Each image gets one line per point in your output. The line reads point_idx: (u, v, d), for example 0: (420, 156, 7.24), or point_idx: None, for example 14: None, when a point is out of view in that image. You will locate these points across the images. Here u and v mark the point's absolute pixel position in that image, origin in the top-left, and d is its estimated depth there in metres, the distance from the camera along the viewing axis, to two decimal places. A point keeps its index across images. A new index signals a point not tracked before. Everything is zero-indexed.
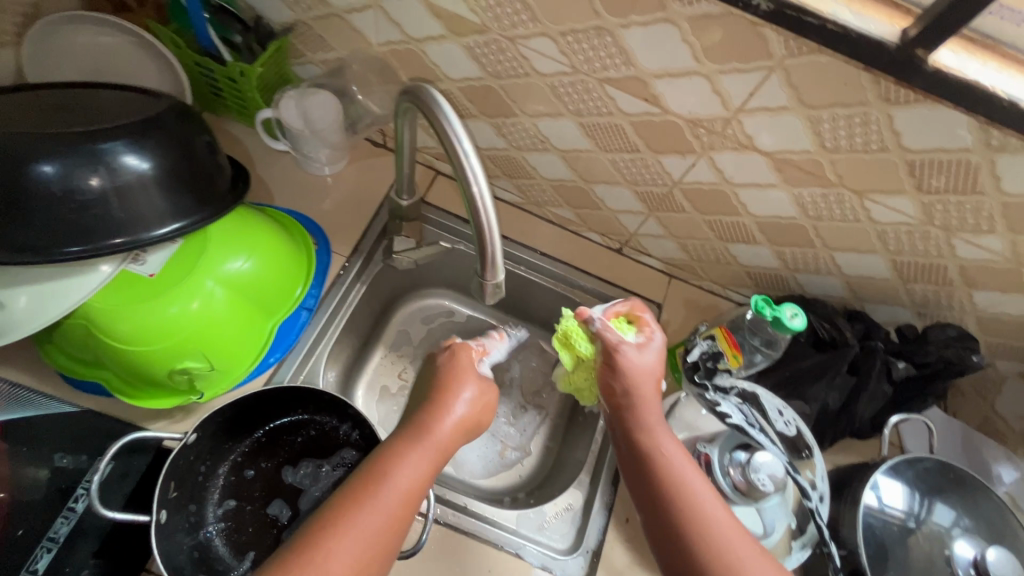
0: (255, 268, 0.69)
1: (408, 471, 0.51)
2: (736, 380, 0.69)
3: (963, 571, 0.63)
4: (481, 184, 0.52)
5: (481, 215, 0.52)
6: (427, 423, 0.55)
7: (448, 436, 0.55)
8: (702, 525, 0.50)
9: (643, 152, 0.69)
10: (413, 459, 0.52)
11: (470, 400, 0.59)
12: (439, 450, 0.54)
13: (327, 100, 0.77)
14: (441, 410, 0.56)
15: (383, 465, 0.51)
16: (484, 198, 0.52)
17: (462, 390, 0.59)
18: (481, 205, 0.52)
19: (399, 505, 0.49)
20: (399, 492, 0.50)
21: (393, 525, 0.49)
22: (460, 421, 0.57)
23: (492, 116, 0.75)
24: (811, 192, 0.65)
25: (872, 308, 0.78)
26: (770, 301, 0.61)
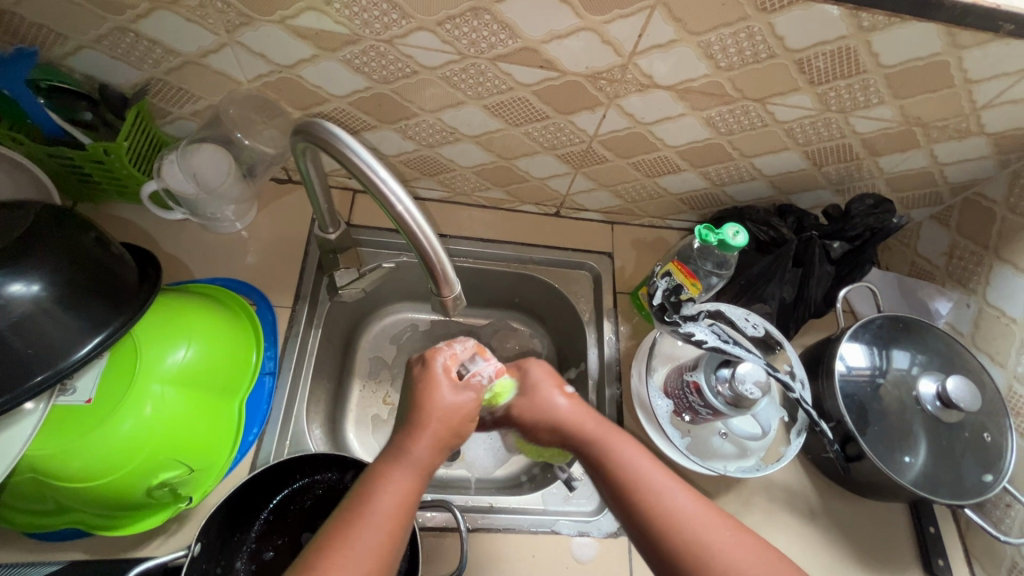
0: (199, 353, 0.65)
1: (392, 489, 0.49)
2: (702, 305, 0.73)
3: (932, 405, 0.71)
4: (405, 199, 0.51)
5: (419, 234, 0.52)
6: (415, 437, 0.53)
7: (432, 448, 0.53)
8: (631, 484, 0.52)
9: (553, 117, 0.69)
10: (393, 477, 0.50)
11: (447, 409, 0.55)
12: (424, 466, 0.52)
13: (214, 153, 0.71)
14: (422, 423, 0.54)
15: (365, 492, 0.49)
16: (415, 217, 0.51)
17: (432, 398, 0.55)
18: (414, 223, 0.51)
19: (387, 523, 0.47)
20: (384, 510, 0.48)
21: (389, 542, 0.46)
22: (442, 431, 0.54)
23: (393, 122, 0.72)
24: (718, 111, 0.66)
25: (797, 198, 0.84)
26: (712, 228, 0.62)
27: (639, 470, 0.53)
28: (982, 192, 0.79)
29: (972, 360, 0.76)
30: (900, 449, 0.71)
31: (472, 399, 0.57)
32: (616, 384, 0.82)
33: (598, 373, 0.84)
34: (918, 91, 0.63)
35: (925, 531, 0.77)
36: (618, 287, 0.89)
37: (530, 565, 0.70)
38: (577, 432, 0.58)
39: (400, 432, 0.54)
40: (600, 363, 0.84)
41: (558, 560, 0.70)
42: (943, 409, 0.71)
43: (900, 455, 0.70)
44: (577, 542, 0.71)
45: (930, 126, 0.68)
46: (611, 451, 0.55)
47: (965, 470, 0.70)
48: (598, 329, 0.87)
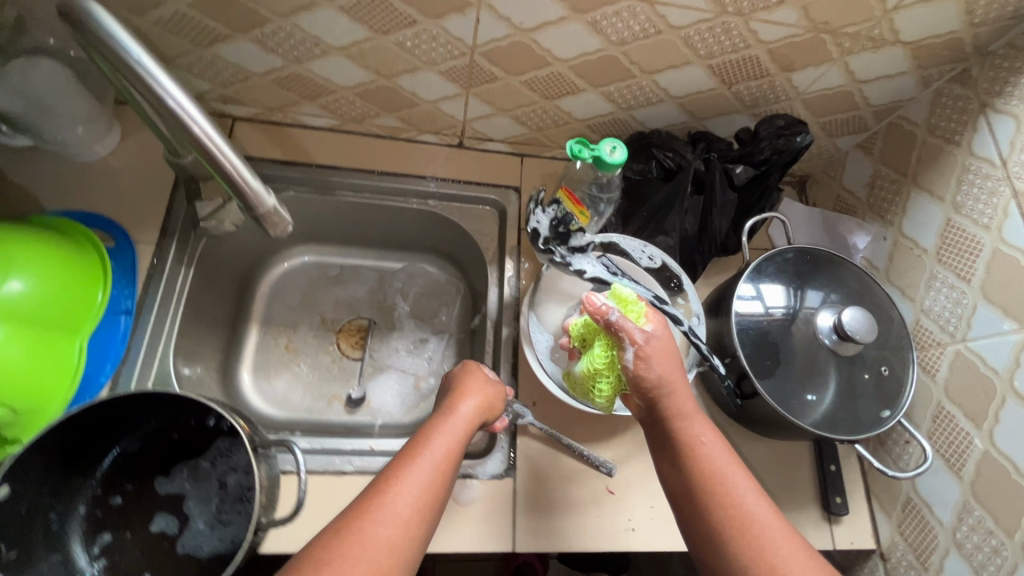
0: (24, 288, 0.58)
1: (446, 440, 0.51)
2: (591, 236, 0.67)
3: (828, 338, 0.67)
4: (203, 121, 0.47)
5: (222, 159, 0.48)
6: (460, 402, 0.56)
7: (472, 413, 0.55)
8: (707, 479, 0.49)
9: (421, 22, 0.61)
10: (449, 430, 0.52)
11: (485, 386, 0.60)
12: (468, 423, 0.54)
13: (51, 69, 0.63)
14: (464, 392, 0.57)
15: (417, 443, 0.50)
16: (213, 138, 0.47)
17: (471, 384, 0.59)
18: (212, 144, 0.47)
19: (442, 469, 0.48)
20: (441, 456, 0.49)
21: (437, 490, 0.47)
22: (477, 406, 0.56)
23: (246, 30, 0.64)
24: (603, 14, 0.59)
25: (711, 124, 0.77)
26: (585, 143, 0.56)
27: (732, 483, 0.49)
28: (906, 115, 0.74)
29: (882, 293, 0.72)
30: (797, 387, 0.67)
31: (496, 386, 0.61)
32: (514, 323, 0.77)
33: (495, 312, 0.79)
34: None
35: (825, 469, 0.74)
36: (524, 223, 0.83)
37: None
38: (667, 417, 0.53)
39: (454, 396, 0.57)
40: (499, 302, 0.79)
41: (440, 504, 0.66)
42: (839, 342, 0.66)
43: (798, 394, 0.67)
44: (460, 484, 0.67)
45: (840, 33, 0.62)
46: (700, 442, 0.51)
47: (863, 406, 0.67)
48: (500, 268, 0.82)
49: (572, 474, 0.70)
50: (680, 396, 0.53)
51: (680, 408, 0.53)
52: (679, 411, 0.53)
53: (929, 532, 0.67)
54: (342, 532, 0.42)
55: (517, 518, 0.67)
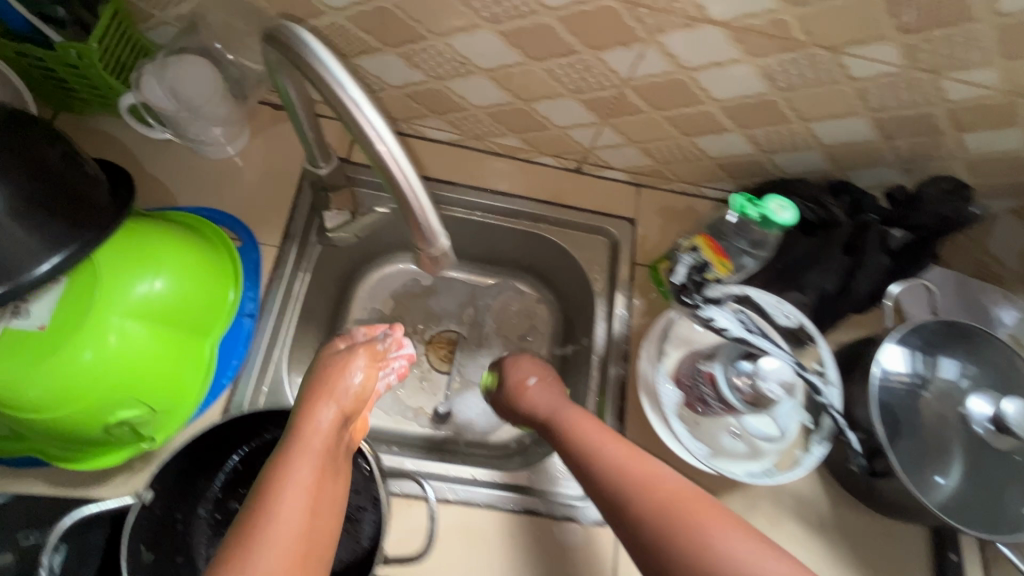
0: (171, 286, 0.60)
1: (292, 491, 0.42)
2: (728, 287, 0.64)
3: (981, 427, 0.63)
4: (389, 139, 0.44)
5: (402, 181, 0.46)
6: (305, 427, 0.47)
7: (330, 438, 0.48)
8: (654, 531, 0.47)
9: (581, 53, 0.58)
10: (301, 476, 0.43)
11: (356, 384, 0.52)
12: (325, 449, 0.47)
13: (201, 70, 0.63)
14: (313, 412, 0.49)
15: (266, 494, 0.42)
16: (396, 157, 0.44)
17: (341, 381, 0.52)
18: (395, 164, 0.45)
19: (296, 535, 0.41)
20: (292, 521, 0.41)
21: (300, 556, 0.40)
22: (330, 425, 0.48)
23: (397, 46, 0.62)
24: (779, 60, 0.55)
25: (855, 174, 0.72)
26: (751, 198, 0.53)
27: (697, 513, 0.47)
28: None
29: None
30: (932, 468, 0.63)
31: (371, 375, 0.53)
32: (622, 363, 0.75)
33: (602, 348, 0.77)
34: None
35: (946, 558, 0.69)
36: (637, 258, 0.80)
37: (509, 545, 0.65)
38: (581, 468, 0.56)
39: (308, 397, 0.50)
40: (607, 338, 0.77)
41: (539, 544, 0.66)
42: (994, 432, 0.62)
43: (933, 475, 0.63)
44: (563, 526, 0.67)
45: None
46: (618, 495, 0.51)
47: (1005, 499, 0.62)
48: (608, 302, 0.79)
49: None
50: (614, 455, 0.54)
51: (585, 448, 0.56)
52: (614, 461, 0.53)
53: None
54: None
55: (618, 567, 0.66)
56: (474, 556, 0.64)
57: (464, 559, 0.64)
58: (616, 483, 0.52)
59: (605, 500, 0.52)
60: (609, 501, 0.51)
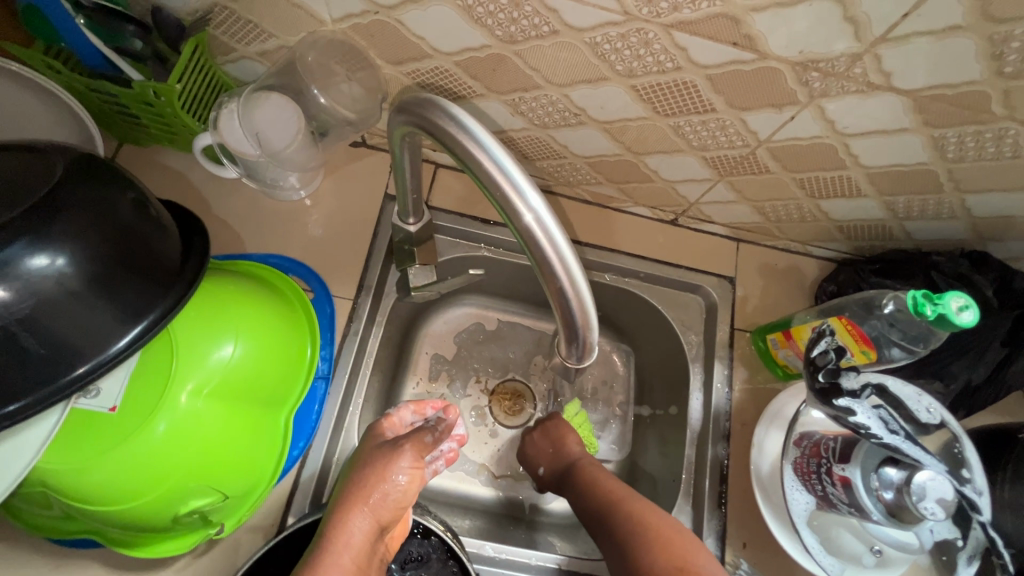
0: (247, 352, 0.54)
1: None
2: (866, 376, 0.57)
3: None
4: (540, 209, 0.37)
5: (553, 254, 0.37)
6: (337, 535, 0.49)
7: (360, 552, 0.49)
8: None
9: (720, 112, 0.51)
10: None
11: (398, 487, 0.52)
12: (352, 558, 0.49)
13: (284, 110, 0.57)
14: (346, 516, 0.50)
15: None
16: (548, 230, 0.37)
17: (383, 482, 0.52)
18: (545, 234, 0.37)
19: None
20: None
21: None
22: (356, 543, 0.49)
23: (505, 93, 0.56)
24: (959, 132, 0.48)
25: (999, 247, 0.64)
26: (931, 295, 0.46)
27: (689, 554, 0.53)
28: None
29: None
30: None
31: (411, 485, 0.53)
32: (722, 443, 0.68)
33: (699, 423, 0.69)
34: None
35: None
36: (737, 322, 0.73)
37: None
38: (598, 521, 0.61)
39: (346, 501, 0.51)
40: (705, 411, 0.70)
41: None
42: None
43: None
44: None
45: None
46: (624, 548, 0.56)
47: None
48: (705, 370, 0.72)
49: None
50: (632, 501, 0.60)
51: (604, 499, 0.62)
52: (626, 507, 0.59)
53: None
54: None
55: None
56: None
57: None
58: (626, 525, 0.57)
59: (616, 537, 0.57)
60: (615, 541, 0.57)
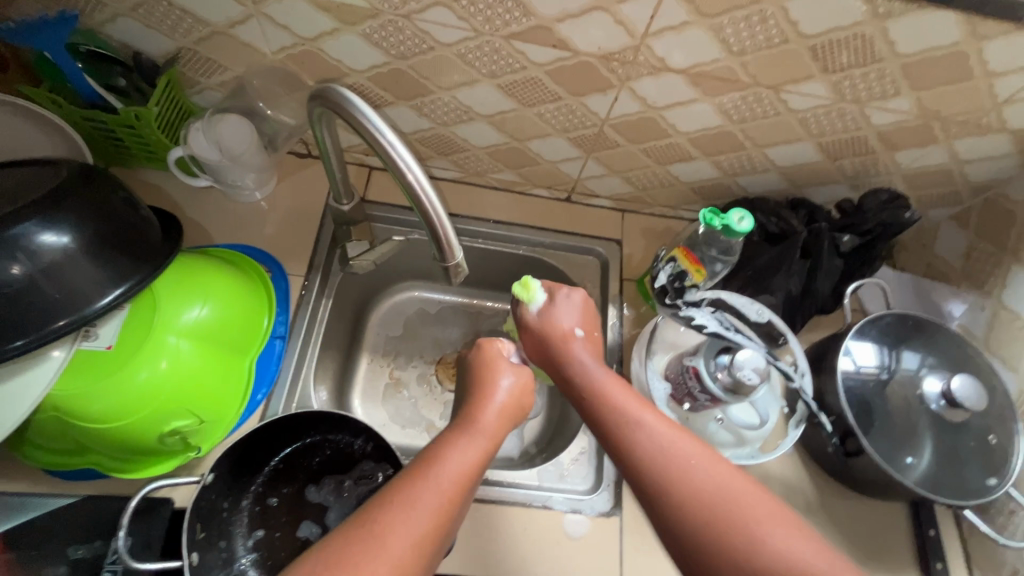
0: (214, 312, 0.67)
1: (457, 453, 0.50)
2: (704, 292, 0.74)
3: (937, 404, 0.70)
4: (416, 169, 0.52)
5: (427, 205, 0.53)
6: (477, 411, 0.55)
7: (497, 420, 0.55)
8: (658, 465, 0.47)
9: (566, 98, 0.70)
10: (463, 443, 0.51)
11: (510, 387, 0.58)
12: (487, 437, 0.53)
13: (236, 123, 0.73)
14: (489, 397, 0.56)
15: (434, 452, 0.50)
16: (422, 184, 0.52)
17: (499, 378, 0.59)
18: (421, 192, 0.52)
19: (454, 483, 0.47)
20: (453, 474, 0.48)
21: (448, 505, 0.46)
22: (504, 408, 0.56)
23: (410, 99, 0.73)
24: (731, 98, 0.67)
25: (811, 192, 0.83)
26: (717, 212, 0.64)
27: (750, 524, 0.43)
28: (1003, 193, 0.77)
29: (982, 360, 0.74)
30: (900, 448, 0.70)
31: (530, 377, 0.61)
32: (617, 368, 0.82)
33: None
34: (938, 83, 0.62)
35: (925, 534, 0.75)
36: (625, 274, 0.89)
37: (520, 537, 0.71)
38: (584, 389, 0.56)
39: (488, 374, 0.59)
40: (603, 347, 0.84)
41: (550, 536, 0.71)
42: (948, 408, 0.70)
43: (901, 456, 0.69)
44: (570, 519, 0.72)
45: (949, 120, 0.67)
46: (627, 422, 0.51)
47: (968, 472, 0.69)
48: (602, 314, 0.87)
49: None
50: (691, 471, 0.46)
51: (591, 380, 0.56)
52: (647, 438, 0.49)
53: None
54: (361, 525, 0.43)
55: (624, 555, 0.71)
56: (491, 547, 0.70)
57: (482, 551, 0.69)
58: (658, 468, 0.47)
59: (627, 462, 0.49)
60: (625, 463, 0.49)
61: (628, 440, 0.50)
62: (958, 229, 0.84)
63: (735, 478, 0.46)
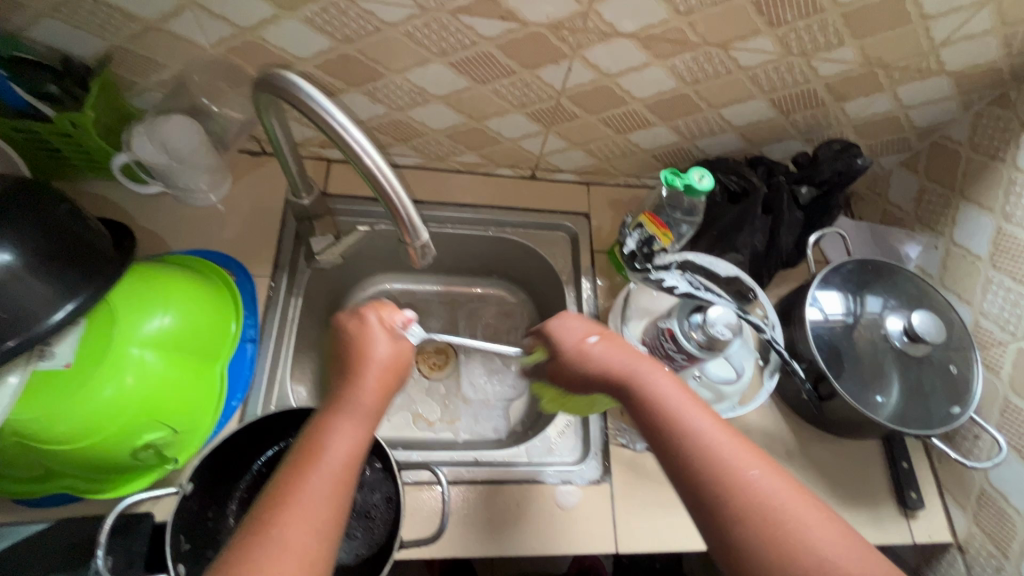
0: (177, 321, 0.65)
1: (338, 440, 0.49)
2: (675, 254, 0.75)
3: (899, 341, 0.72)
4: (374, 153, 0.51)
5: (388, 188, 0.52)
6: (353, 389, 0.54)
7: (375, 397, 0.54)
8: (719, 476, 0.45)
9: (520, 72, 0.69)
10: (342, 426, 0.50)
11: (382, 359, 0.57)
12: (370, 414, 0.53)
13: (180, 121, 0.71)
14: (362, 366, 0.55)
15: (315, 440, 0.49)
16: (382, 167, 0.51)
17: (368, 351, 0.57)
18: (381, 175, 0.51)
19: (343, 469, 0.47)
20: (339, 459, 0.48)
21: (335, 495, 0.46)
22: (379, 379, 0.55)
23: (361, 85, 0.72)
24: (683, 60, 0.67)
25: (768, 150, 0.84)
26: (678, 172, 0.64)
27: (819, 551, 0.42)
28: (947, 135, 0.81)
29: (938, 296, 0.77)
30: (869, 388, 0.72)
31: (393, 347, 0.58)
32: None
33: None
34: (878, 29, 0.64)
35: (898, 466, 0.79)
36: (595, 246, 0.90)
37: (514, 513, 0.71)
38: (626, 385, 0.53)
39: (357, 342, 0.58)
40: None
41: (542, 508, 0.72)
42: (909, 344, 0.71)
43: (874, 394, 0.72)
44: (560, 490, 0.73)
45: (892, 66, 0.69)
46: (689, 433, 0.48)
47: (933, 404, 0.72)
48: (575, 288, 0.88)
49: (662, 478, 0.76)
50: (762, 498, 0.43)
51: (636, 372, 0.53)
52: (705, 451, 0.46)
53: (1006, 521, 0.71)
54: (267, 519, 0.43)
55: (617, 519, 0.72)
56: (484, 527, 0.70)
57: (477, 530, 0.69)
58: (727, 491, 0.44)
59: (687, 471, 0.46)
60: (685, 480, 0.47)
61: (690, 453, 0.47)
62: (909, 175, 0.87)
63: (812, 509, 0.44)
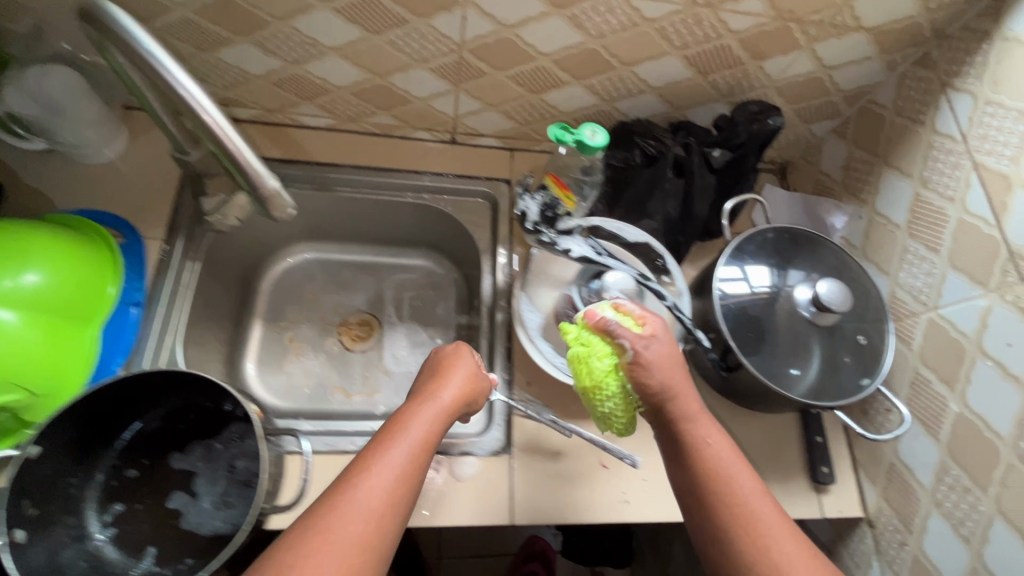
0: (36, 281, 0.61)
1: (414, 431, 0.50)
2: (579, 219, 0.71)
3: (807, 311, 0.69)
4: (207, 103, 0.50)
5: (224, 137, 0.51)
6: (417, 399, 0.54)
7: (453, 400, 0.55)
8: (742, 523, 0.49)
9: (412, 21, 0.65)
10: (422, 418, 0.52)
11: (457, 384, 0.57)
12: (446, 413, 0.54)
13: (62, 73, 0.69)
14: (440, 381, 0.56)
15: (394, 432, 0.50)
16: (214, 115, 0.50)
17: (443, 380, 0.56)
18: (213, 121, 0.50)
19: (408, 464, 0.48)
20: (411, 450, 0.49)
21: (390, 501, 0.46)
22: (459, 391, 0.56)
23: (248, 34, 0.68)
24: (582, 9, 0.63)
25: (691, 113, 0.81)
26: (567, 128, 0.61)
27: None
28: (874, 99, 0.77)
29: (858, 267, 0.74)
30: (777, 360, 0.70)
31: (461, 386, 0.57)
32: (507, 308, 0.81)
33: (490, 299, 0.82)
34: None
35: (812, 441, 0.77)
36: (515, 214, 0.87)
37: None
38: (674, 417, 0.54)
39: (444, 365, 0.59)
40: (494, 289, 0.82)
41: (437, 480, 0.69)
42: (817, 314, 0.68)
43: (787, 368, 0.70)
44: (457, 461, 0.71)
45: (806, 20, 0.66)
46: (729, 479, 0.51)
47: (843, 376, 0.70)
48: (492, 257, 0.85)
49: (566, 450, 0.74)
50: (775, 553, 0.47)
51: (685, 409, 0.54)
52: (738, 496, 0.50)
53: (912, 496, 0.69)
54: (326, 513, 0.44)
55: (515, 492, 0.70)
56: None
57: None
58: (745, 536, 0.48)
59: (718, 511, 0.50)
60: (706, 521, 0.50)
61: (722, 494, 0.50)
62: (839, 142, 0.84)
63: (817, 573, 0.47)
